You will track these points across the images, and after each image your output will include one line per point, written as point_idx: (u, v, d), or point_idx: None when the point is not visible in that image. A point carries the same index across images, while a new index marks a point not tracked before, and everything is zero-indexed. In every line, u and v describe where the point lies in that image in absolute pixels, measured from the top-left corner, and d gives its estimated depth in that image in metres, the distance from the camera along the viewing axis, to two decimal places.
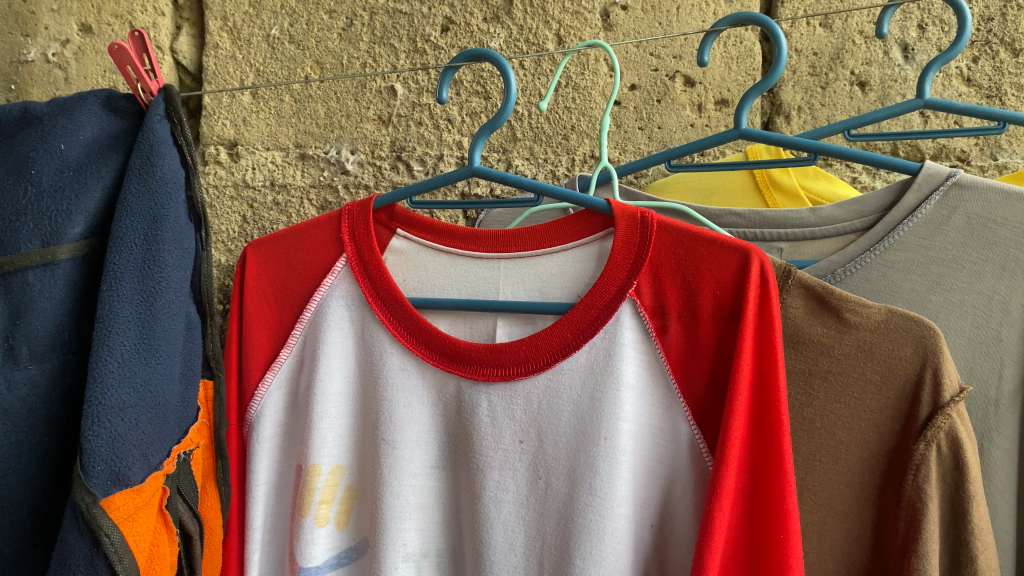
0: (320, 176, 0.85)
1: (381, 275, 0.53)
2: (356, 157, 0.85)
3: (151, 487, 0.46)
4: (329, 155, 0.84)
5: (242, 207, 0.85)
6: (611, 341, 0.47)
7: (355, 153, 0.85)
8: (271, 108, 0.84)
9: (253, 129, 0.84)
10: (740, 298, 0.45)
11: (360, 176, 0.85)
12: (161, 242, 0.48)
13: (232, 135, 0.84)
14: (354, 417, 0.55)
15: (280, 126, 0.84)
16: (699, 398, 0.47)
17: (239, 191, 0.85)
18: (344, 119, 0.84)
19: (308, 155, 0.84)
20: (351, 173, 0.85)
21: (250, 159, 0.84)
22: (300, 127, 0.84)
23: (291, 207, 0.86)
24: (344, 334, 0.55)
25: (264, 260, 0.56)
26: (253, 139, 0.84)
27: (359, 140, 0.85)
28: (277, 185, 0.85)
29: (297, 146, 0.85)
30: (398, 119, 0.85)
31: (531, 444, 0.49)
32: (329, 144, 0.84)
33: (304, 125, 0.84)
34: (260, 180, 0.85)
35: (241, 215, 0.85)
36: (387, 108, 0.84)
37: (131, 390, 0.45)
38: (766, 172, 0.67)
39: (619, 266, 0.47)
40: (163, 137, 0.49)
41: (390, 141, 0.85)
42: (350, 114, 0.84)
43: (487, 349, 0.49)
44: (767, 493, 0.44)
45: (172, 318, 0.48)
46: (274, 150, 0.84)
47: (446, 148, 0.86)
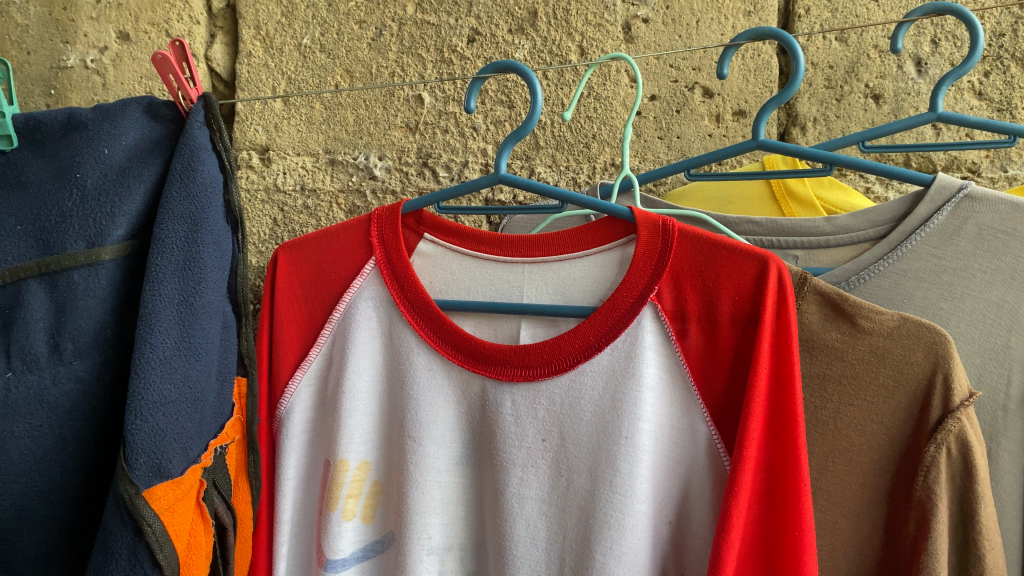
0: (349, 181, 0.87)
1: (409, 277, 0.55)
2: (384, 163, 0.87)
3: (190, 479, 0.48)
4: (358, 161, 0.86)
5: (272, 211, 0.87)
6: (632, 343, 0.49)
7: (383, 159, 0.87)
8: (302, 115, 0.86)
9: (284, 135, 0.86)
10: (758, 303, 0.47)
11: (387, 181, 0.87)
12: (202, 244, 0.50)
13: (264, 141, 0.86)
14: (381, 415, 0.57)
15: (311, 133, 0.86)
16: (718, 400, 0.48)
17: (270, 196, 0.87)
18: (372, 126, 0.86)
19: (337, 161, 0.86)
20: (379, 179, 0.87)
21: (281, 164, 0.86)
22: (330, 134, 0.86)
23: (320, 212, 0.88)
24: (372, 334, 0.57)
25: (295, 261, 0.58)
26: (285, 145, 0.86)
27: (387, 146, 0.87)
28: (307, 190, 0.87)
29: (327, 152, 0.86)
30: (425, 126, 0.86)
31: (553, 442, 0.51)
32: (357, 151, 0.86)
33: (333, 132, 0.86)
34: (290, 185, 0.87)
35: (272, 218, 0.87)
36: (414, 116, 0.86)
37: (172, 386, 0.47)
38: (782, 181, 0.68)
39: (641, 271, 0.49)
40: (202, 143, 0.51)
41: (416, 149, 0.87)
42: (377, 121, 0.86)
43: (512, 350, 0.51)
44: (782, 492, 0.46)
45: (210, 317, 0.50)
46: (305, 156, 0.86)
47: (471, 156, 0.87)
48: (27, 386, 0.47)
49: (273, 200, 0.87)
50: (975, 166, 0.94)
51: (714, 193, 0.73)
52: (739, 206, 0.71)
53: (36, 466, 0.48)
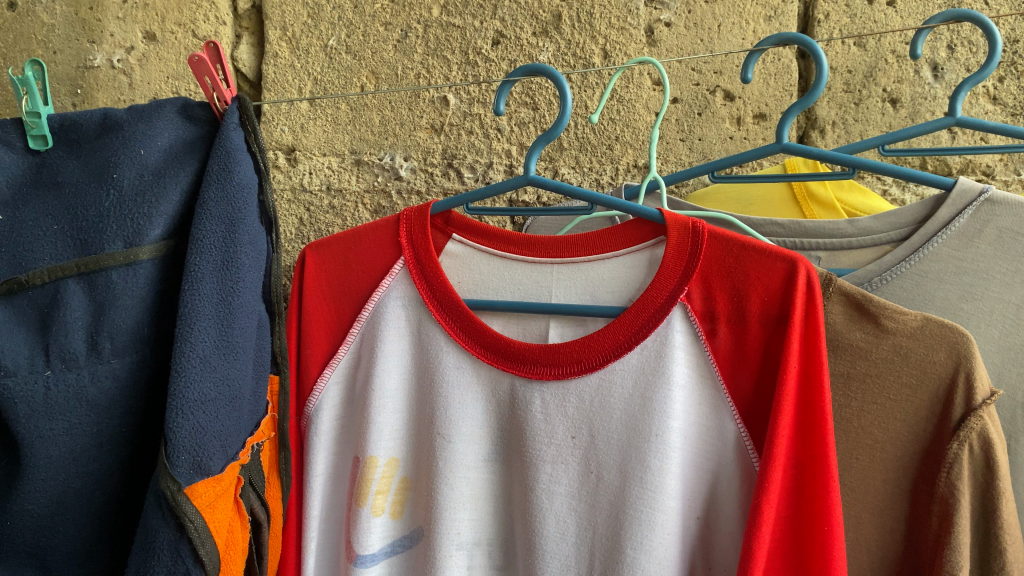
0: (374, 181, 0.88)
1: (438, 277, 0.56)
2: (410, 164, 0.88)
3: (229, 476, 0.49)
4: (383, 161, 0.87)
5: (299, 210, 0.88)
6: (662, 342, 0.50)
7: (408, 159, 0.87)
8: (328, 116, 0.86)
9: (310, 135, 0.87)
10: (787, 304, 0.48)
11: (412, 182, 0.88)
12: (239, 244, 0.51)
13: (290, 141, 0.87)
14: (410, 412, 0.58)
15: (337, 133, 0.87)
16: (746, 397, 0.50)
17: (296, 195, 0.88)
18: (398, 127, 0.87)
19: (363, 161, 0.87)
20: (404, 179, 0.88)
21: (307, 164, 0.87)
22: (355, 134, 0.86)
23: (346, 212, 0.89)
24: (400, 333, 0.57)
25: (323, 261, 0.59)
26: (311, 145, 0.87)
27: (412, 147, 0.87)
28: (333, 190, 0.88)
29: (352, 152, 0.87)
30: (450, 127, 0.87)
31: (583, 439, 0.52)
32: (383, 151, 0.87)
33: (358, 132, 0.87)
34: (316, 185, 0.88)
35: (297, 218, 0.89)
36: (439, 118, 0.87)
37: (211, 384, 0.48)
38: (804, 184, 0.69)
39: (671, 273, 0.50)
40: (238, 145, 0.52)
41: (442, 149, 0.87)
42: (403, 122, 0.87)
43: (542, 349, 0.52)
44: (811, 488, 0.47)
45: (247, 316, 0.51)
46: (331, 156, 0.87)
47: (496, 157, 0.88)
48: (65, 385, 0.47)
49: (296, 199, 0.88)
50: (989, 170, 0.96)
51: (735, 195, 0.74)
52: (760, 207, 0.73)
53: (73, 463, 0.48)
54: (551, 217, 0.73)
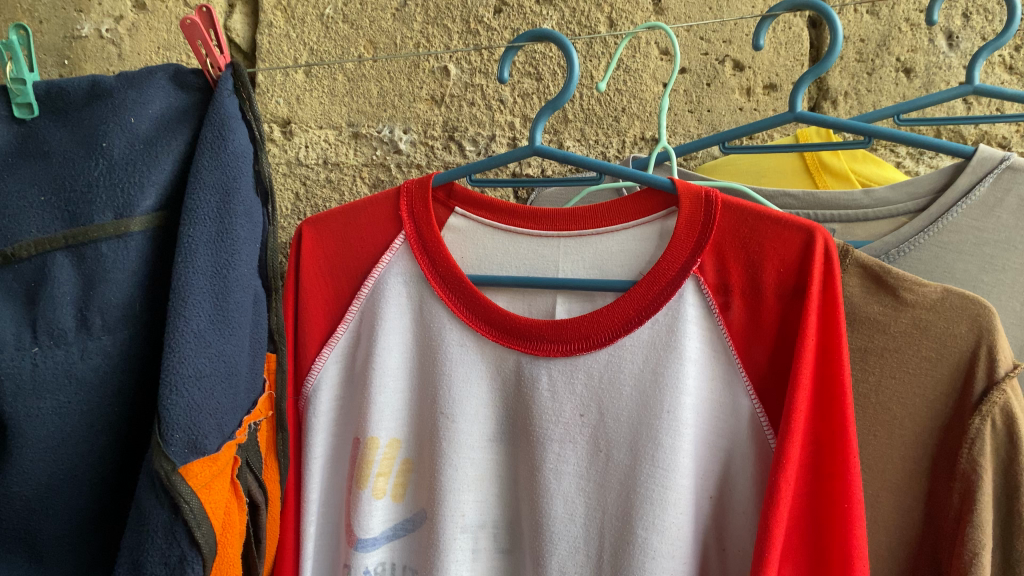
0: (373, 155, 0.85)
1: (440, 251, 0.54)
2: (409, 137, 0.86)
3: (226, 455, 0.47)
4: (382, 134, 0.85)
5: (294, 184, 0.85)
6: (674, 317, 0.49)
7: (408, 132, 0.85)
8: (325, 87, 0.83)
9: (306, 108, 0.84)
10: (804, 275, 0.46)
11: (412, 155, 0.86)
12: (234, 215, 0.49)
13: (285, 114, 0.83)
14: (411, 392, 0.56)
15: (333, 105, 0.84)
16: (761, 372, 0.48)
17: (292, 169, 0.85)
18: (396, 98, 0.84)
19: (360, 134, 0.84)
20: (404, 152, 0.86)
21: (303, 137, 0.84)
22: (353, 106, 0.84)
23: (343, 187, 0.86)
24: (402, 310, 0.56)
25: (321, 236, 0.57)
26: (307, 118, 0.84)
27: (412, 120, 0.85)
28: (330, 164, 0.85)
29: (349, 125, 0.85)
30: (451, 99, 0.85)
31: (592, 417, 0.50)
32: (382, 123, 0.85)
33: (356, 104, 0.84)
34: (313, 158, 0.85)
35: (294, 192, 0.86)
36: (439, 89, 0.85)
37: (206, 359, 0.46)
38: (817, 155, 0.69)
39: (683, 244, 0.48)
40: (232, 112, 0.50)
41: (442, 122, 0.86)
42: (402, 93, 0.84)
43: (548, 325, 0.51)
44: (829, 465, 0.45)
45: (243, 291, 0.49)
46: (328, 129, 0.84)
47: (498, 129, 0.87)
48: (54, 361, 0.45)
49: (293, 172, 0.85)
50: (1005, 140, 0.95)
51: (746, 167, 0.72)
52: (771, 178, 0.71)
53: (64, 444, 0.46)
54: (558, 189, 0.71)
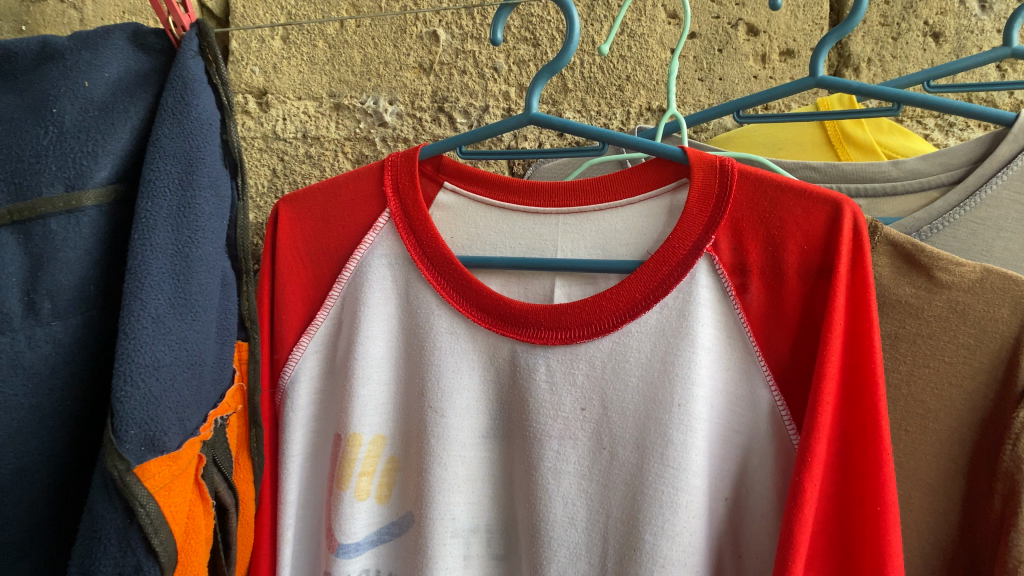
0: (356, 128, 0.77)
1: (428, 231, 0.49)
2: (395, 109, 0.77)
3: (188, 453, 0.42)
4: (367, 105, 0.76)
5: (271, 161, 0.76)
6: (685, 300, 0.44)
7: (394, 103, 0.77)
8: (304, 54, 0.74)
9: (284, 76, 0.74)
10: (830, 253, 0.42)
11: (399, 129, 0.78)
12: (197, 188, 0.44)
13: (262, 84, 0.74)
14: (397, 385, 0.51)
15: (313, 74, 0.75)
16: (781, 362, 0.43)
17: (269, 144, 0.75)
18: (381, 66, 0.76)
19: (342, 104, 0.76)
20: (389, 125, 0.78)
21: (280, 109, 0.74)
22: (334, 75, 0.75)
23: (324, 163, 0.77)
24: (387, 295, 0.51)
25: (299, 216, 0.53)
26: (284, 87, 0.74)
27: (398, 89, 0.77)
28: (310, 138, 0.76)
29: (330, 96, 0.76)
30: (440, 67, 0.77)
31: (594, 411, 0.46)
32: (366, 94, 0.76)
33: (337, 73, 0.75)
34: (291, 132, 0.75)
35: (271, 168, 0.75)
36: (428, 55, 0.77)
37: (166, 348, 0.41)
38: (838, 124, 0.64)
39: (696, 219, 0.43)
40: (197, 75, 0.45)
41: (432, 91, 0.78)
42: (388, 61, 0.76)
43: (546, 311, 0.46)
44: (859, 464, 0.40)
45: (208, 271, 0.44)
46: (307, 100, 0.75)
47: (492, 99, 0.79)
48: None
49: (263, 149, 0.75)
50: None
51: (762, 139, 0.68)
52: (790, 151, 0.67)
53: (9, 443, 0.42)
54: (562, 163, 0.66)
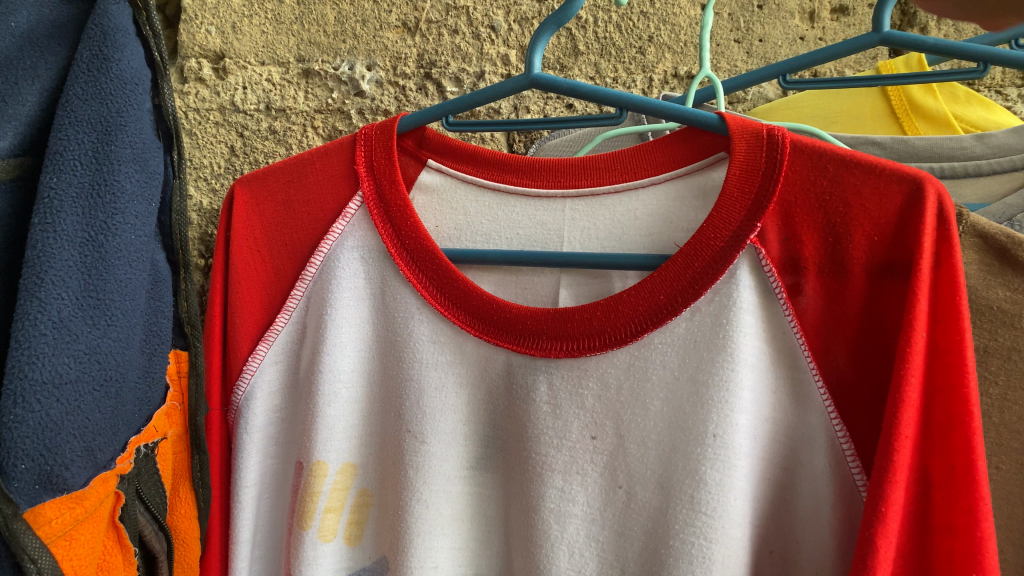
0: (328, 99, 0.56)
1: (407, 218, 0.40)
2: (374, 75, 0.57)
3: (98, 491, 0.34)
4: (339, 72, 0.56)
5: (228, 136, 0.54)
6: (722, 305, 0.35)
7: (372, 68, 0.57)
8: (268, 10, 0.53)
9: (244, 38, 0.53)
10: (906, 245, 0.33)
11: (379, 101, 0.57)
12: (116, 161, 0.35)
13: (218, 45, 0.53)
14: (370, 404, 0.43)
15: (278, 34, 0.54)
16: (845, 383, 0.34)
17: (226, 116, 0.54)
18: (359, 25, 0.55)
19: (312, 71, 0.55)
20: (366, 96, 0.57)
21: (240, 77, 0.53)
22: (303, 36, 0.54)
23: (291, 140, 0.56)
24: (358, 296, 0.42)
25: (257, 201, 0.44)
26: (244, 50, 0.53)
27: (378, 52, 0.56)
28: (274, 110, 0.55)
29: (299, 59, 0.55)
30: (428, 26, 0.57)
31: (607, 440, 0.37)
32: (339, 57, 0.56)
33: (307, 33, 0.54)
34: (252, 103, 0.54)
35: (228, 146, 0.54)
36: (413, 13, 0.56)
37: (71, 360, 0.32)
38: (904, 93, 0.56)
39: (736, 202, 0.35)
40: (123, 25, 0.36)
41: (418, 54, 0.57)
42: (366, 18, 0.55)
43: (551, 315, 0.37)
44: (946, 515, 0.31)
45: (129, 265, 0.36)
46: (271, 65, 0.54)
47: (488, 63, 0.60)
48: None
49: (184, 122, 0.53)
50: None
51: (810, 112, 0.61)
52: (845, 125, 0.59)
53: None
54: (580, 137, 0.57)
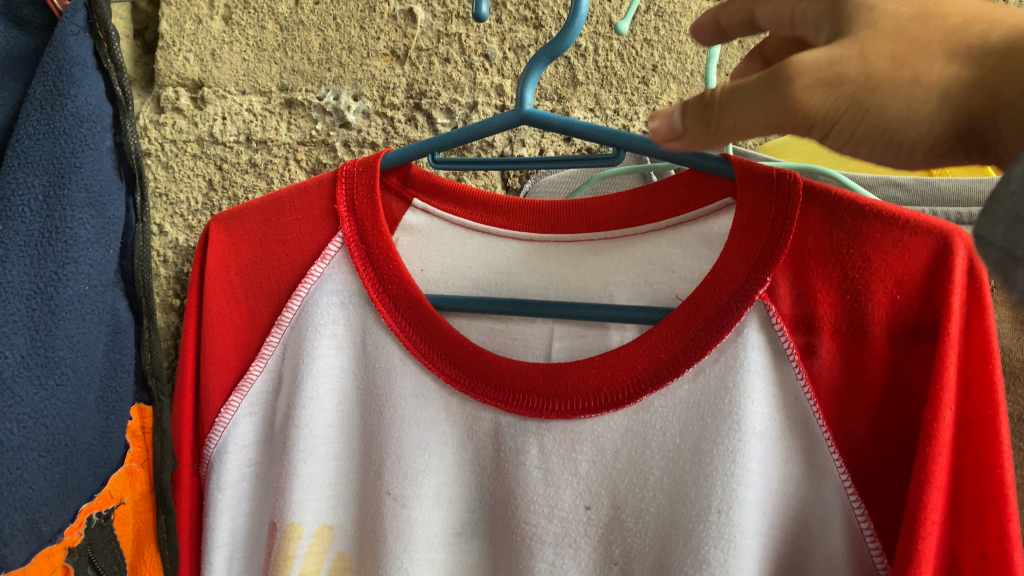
0: (312, 130, 0.52)
1: (390, 261, 0.38)
2: (360, 106, 0.52)
3: (39, 569, 0.31)
4: (324, 101, 0.52)
5: (206, 168, 0.51)
6: (729, 367, 0.32)
7: (357, 98, 0.52)
8: (249, 39, 0.51)
9: (223, 66, 0.51)
10: (934, 307, 0.29)
11: (365, 133, 0.53)
12: (69, 206, 0.32)
13: (196, 74, 0.50)
14: (349, 460, 0.40)
15: (259, 63, 0.51)
16: (864, 454, 0.31)
17: (204, 148, 0.51)
18: (344, 53, 0.52)
19: (295, 101, 0.51)
20: (353, 127, 0.52)
21: (218, 107, 0.51)
22: (286, 64, 0.51)
23: (273, 173, 0.52)
24: (338, 344, 0.39)
25: (233, 239, 0.41)
26: (224, 79, 0.51)
27: (365, 81, 0.52)
28: (255, 142, 0.52)
29: (282, 88, 0.52)
30: (417, 53, 0.52)
31: (602, 511, 0.34)
32: (323, 87, 0.52)
33: (291, 60, 0.51)
34: (231, 134, 0.51)
35: (205, 179, 0.51)
36: (403, 39, 0.52)
37: (14, 426, 0.30)
38: None
39: (742, 254, 0.32)
40: (81, 58, 0.33)
41: (406, 83, 0.52)
42: (352, 46, 0.52)
43: (543, 373, 0.35)
44: None
45: (82, 319, 0.33)
46: (251, 95, 0.51)
47: (481, 94, 0.53)
48: None
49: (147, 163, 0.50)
50: None
51: None
52: None
53: None
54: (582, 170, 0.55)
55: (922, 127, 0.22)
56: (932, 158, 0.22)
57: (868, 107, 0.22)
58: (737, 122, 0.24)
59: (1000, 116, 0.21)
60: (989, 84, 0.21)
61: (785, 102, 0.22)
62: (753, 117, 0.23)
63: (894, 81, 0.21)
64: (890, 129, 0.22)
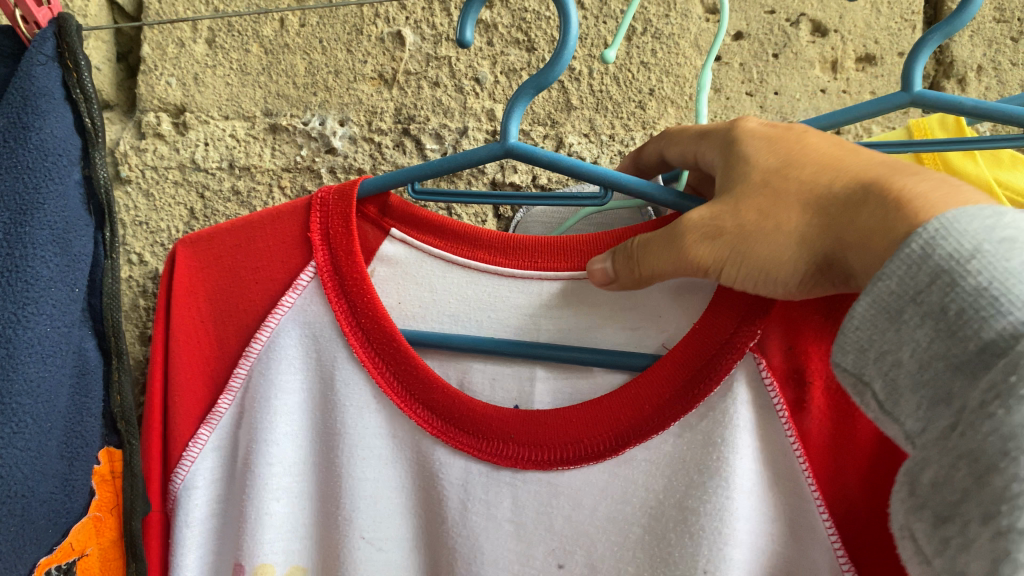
0: (296, 156, 0.51)
1: (366, 295, 0.35)
2: (346, 130, 0.51)
3: None
4: (309, 127, 0.51)
5: (189, 197, 0.50)
6: (717, 424, 0.31)
7: (344, 123, 0.51)
8: (233, 62, 0.50)
9: (206, 90, 0.50)
10: None
11: (352, 157, 0.51)
12: (32, 245, 0.31)
13: (178, 98, 0.50)
14: (316, 499, 0.38)
15: (242, 87, 0.50)
16: (850, 512, 0.31)
17: (186, 175, 0.50)
18: (331, 76, 0.50)
19: (279, 126, 0.50)
20: (339, 153, 0.51)
21: (201, 132, 0.50)
22: (270, 88, 0.50)
23: (256, 202, 0.51)
24: (299, 379, 0.37)
25: (198, 266, 0.37)
26: (207, 104, 0.50)
27: (351, 105, 0.51)
28: (238, 169, 0.51)
29: (266, 113, 0.51)
30: (405, 76, 0.51)
31: (575, 569, 0.33)
32: (308, 112, 0.51)
33: (276, 84, 0.50)
34: (214, 160, 0.50)
35: (188, 208, 0.50)
36: (391, 63, 0.51)
37: None
38: None
39: (729, 303, 0.30)
40: (47, 89, 0.32)
41: (393, 108, 0.51)
42: (338, 69, 0.50)
43: (519, 420, 0.33)
44: None
45: (43, 363, 0.31)
46: (235, 119, 0.50)
47: (471, 119, 0.52)
48: None
49: (126, 191, 0.50)
50: None
51: None
52: None
53: None
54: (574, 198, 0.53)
55: (789, 266, 0.26)
56: (805, 286, 0.27)
57: (746, 252, 0.27)
58: (650, 269, 0.29)
59: (848, 249, 0.24)
60: (836, 226, 0.25)
61: (680, 252, 0.28)
62: (662, 265, 0.28)
63: (762, 230, 0.26)
64: (764, 269, 0.27)
